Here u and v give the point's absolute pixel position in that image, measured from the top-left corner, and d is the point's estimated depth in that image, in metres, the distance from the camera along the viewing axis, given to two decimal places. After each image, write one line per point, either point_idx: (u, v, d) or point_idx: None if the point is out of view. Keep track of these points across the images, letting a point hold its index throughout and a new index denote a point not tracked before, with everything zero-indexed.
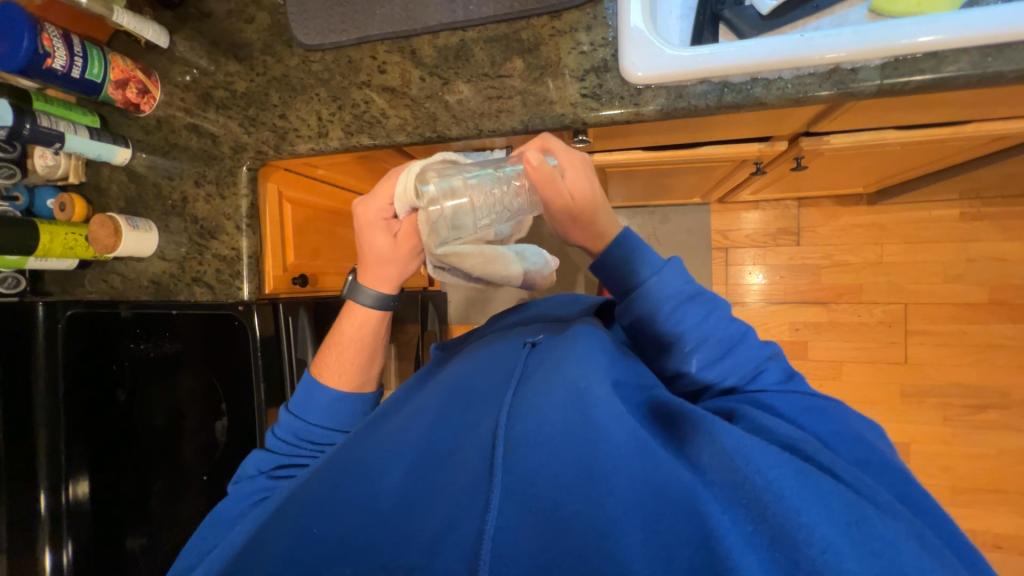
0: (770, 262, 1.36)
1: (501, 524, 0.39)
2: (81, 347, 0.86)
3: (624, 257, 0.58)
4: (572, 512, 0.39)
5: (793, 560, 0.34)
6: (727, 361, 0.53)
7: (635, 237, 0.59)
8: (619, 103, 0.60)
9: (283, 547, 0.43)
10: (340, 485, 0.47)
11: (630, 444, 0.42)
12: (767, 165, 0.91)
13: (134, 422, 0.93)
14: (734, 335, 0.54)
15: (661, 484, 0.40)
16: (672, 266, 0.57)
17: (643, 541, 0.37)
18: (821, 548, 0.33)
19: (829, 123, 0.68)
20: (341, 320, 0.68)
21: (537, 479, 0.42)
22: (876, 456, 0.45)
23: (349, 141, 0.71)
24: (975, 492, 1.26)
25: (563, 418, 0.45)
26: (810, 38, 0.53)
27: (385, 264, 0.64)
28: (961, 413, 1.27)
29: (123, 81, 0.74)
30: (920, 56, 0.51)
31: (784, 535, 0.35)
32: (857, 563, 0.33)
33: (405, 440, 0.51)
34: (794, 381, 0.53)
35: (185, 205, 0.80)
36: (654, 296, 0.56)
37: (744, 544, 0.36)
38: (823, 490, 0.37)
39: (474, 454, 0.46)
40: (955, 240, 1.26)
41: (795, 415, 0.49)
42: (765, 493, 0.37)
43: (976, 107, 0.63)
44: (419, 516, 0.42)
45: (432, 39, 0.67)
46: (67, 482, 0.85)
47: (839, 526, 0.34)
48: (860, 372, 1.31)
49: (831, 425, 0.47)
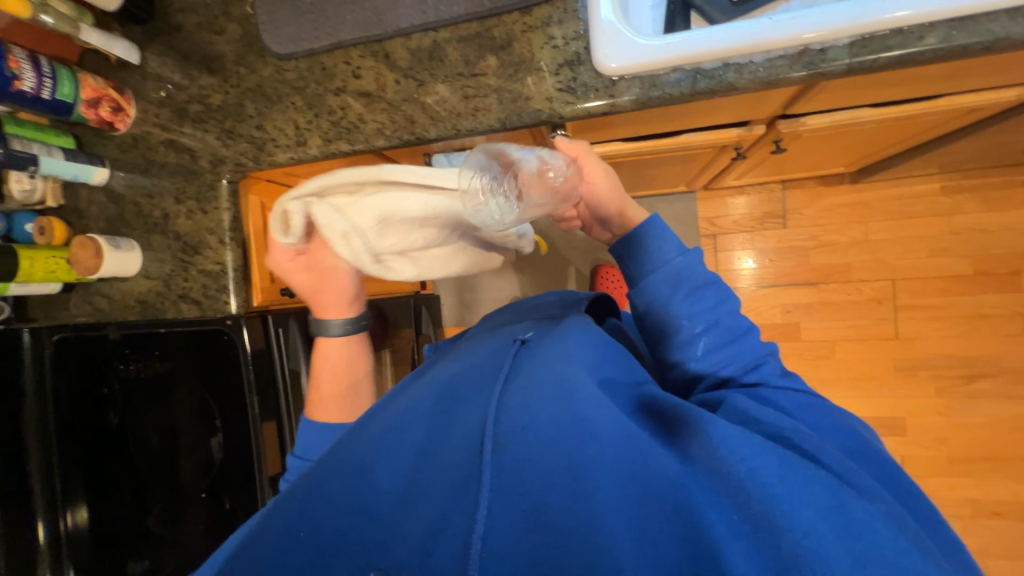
0: (759, 246, 1.36)
1: (491, 525, 0.39)
2: (70, 373, 0.87)
3: (640, 242, 0.60)
4: (560, 509, 0.40)
5: (776, 546, 0.36)
6: (736, 347, 0.55)
7: (662, 220, 0.61)
8: (595, 95, 0.60)
9: (271, 554, 0.43)
10: (325, 488, 0.46)
11: (617, 438, 0.43)
12: (747, 150, 0.92)
13: (129, 445, 0.92)
14: (741, 327, 0.57)
15: (648, 478, 0.40)
16: (696, 254, 0.59)
17: (629, 535, 0.38)
18: (802, 534, 0.36)
19: (803, 104, 0.69)
20: (316, 367, 0.79)
21: (525, 477, 0.42)
22: (859, 442, 0.48)
23: (328, 149, 0.71)
24: (971, 462, 1.28)
25: (552, 416, 0.44)
26: (779, 20, 0.53)
27: (324, 293, 0.72)
28: (953, 384, 1.29)
29: (95, 100, 0.73)
30: (887, 32, 0.52)
31: (767, 523, 0.37)
32: (835, 546, 0.35)
33: (391, 437, 0.50)
34: (790, 378, 0.55)
35: (167, 222, 0.80)
36: (673, 277, 0.58)
37: (728, 535, 0.37)
38: (806, 479, 0.39)
39: (462, 453, 0.45)
40: (938, 214, 1.28)
41: (790, 407, 0.51)
42: (747, 481, 0.39)
43: (947, 80, 0.64)
44: (410, 518, 0.43)
45: (405, 41, 0.67)
46: (65, 511, 0.86)
47: (819, 513, 0.37)
48: (853, 349, 1.33)
49: (817, 417, 0.50)
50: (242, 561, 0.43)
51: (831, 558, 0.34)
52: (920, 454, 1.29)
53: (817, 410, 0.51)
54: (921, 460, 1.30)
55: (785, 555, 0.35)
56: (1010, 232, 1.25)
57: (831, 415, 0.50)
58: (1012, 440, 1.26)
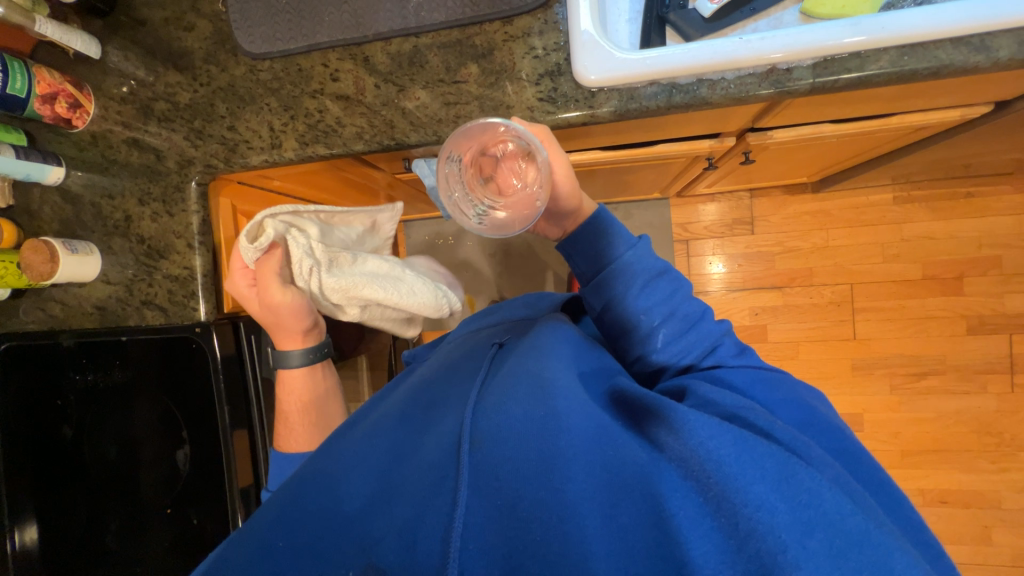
0: (729, 251, 1.42)
1: (467, 522, 0.39)
2: (22, 381, 0.83)
3: (595, 236, 0.64)
4: (533, 501, 0.39)
5: (735, 523, 0.36)
6: (692, 334, 0.58)
7: (609, 215, 0.65)
8: (575, 106, 0.62)
9: (240, 564, 0.41)
10: (302, 496, 0.46)
11: (587, 430, 0.43)
12: (719, 159, 0.96)
13: (85, 459, 0.86)
14: (695, 312, 0.60)
15: (616, 466, 0.41)
16: (643, 244, 0.64)
17: (598, 523, 0.38)
18: (755, 507, 0.36)
19: (769, 119, 0.72)
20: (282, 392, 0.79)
21: (500, 473, 0.41)
22: (816, 418, 0.49)
23: (304, 152, 0.69)
24: (921, 454, 1.36)
25: (524, 412, 0.45)
26: (748, 40, 0.56)
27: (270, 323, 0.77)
28: (905, 382, 1.37)
29: (50, 96, 0.69)
30: (846, 55, 0.55)
31: (724, 500, 0.37)
32: (788, 515, 0.35)
33: (371, 443, 0.50)
34: (747, 354, 0.58)
35: (129, 225, 0.76)
36: (626, 271, 0.61)
37: (693, 518, 0.37)
38: (759, 451, 0.39)
39: (438, 453, 0.45)
40: (892, 222, 1.36)
41: (744, 385, 0.52)
42: (707, 463, 0.39)
43: (898, 101, 0.69)
44: (383, 520, 0.41)
45: (384, 45, 0.66)
46: (13, 528, 0.83)
47: (773, 486, 0.37)
48: (815, 350, 1.40)
49: (777, 393, 0.52)
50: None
51: (782, 528, 0.35)
52: (876, 448, 1.37)
53: (780, 391, 0.52)
54: (877, 453, 1.38)
55: (742, 532, 0.36)
56: (954, 239, 1.34)
57: (790, 394, 0.52)
58: (957, 433, 1.36)
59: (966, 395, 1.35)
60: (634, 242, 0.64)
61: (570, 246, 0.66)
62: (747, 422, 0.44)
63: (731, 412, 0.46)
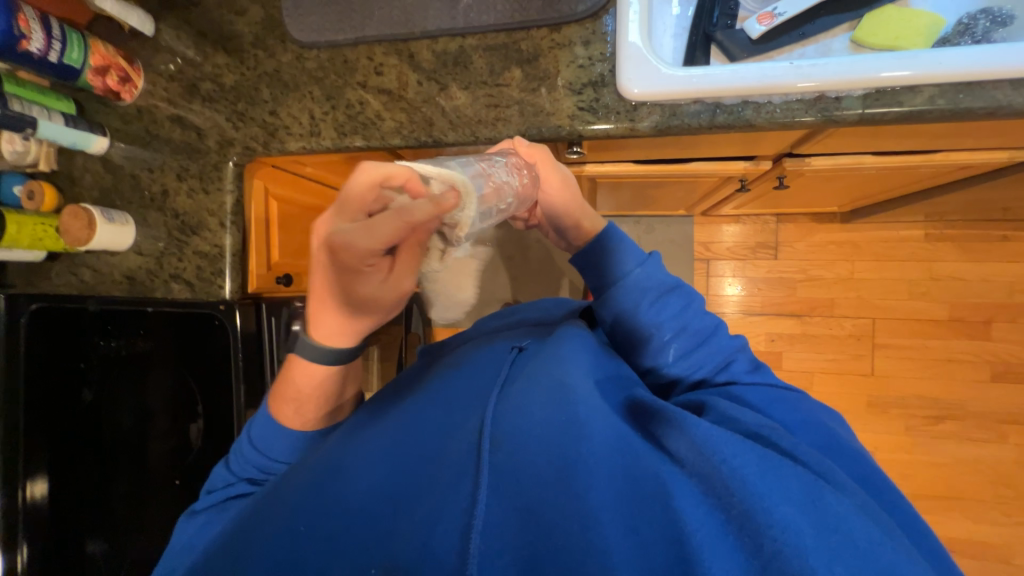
0: (749, 275, 1.40)
1: (487, 520, 0.39)
2: (45, 338, 0.82)
3: (602, 253, 0.60)
4: (553, 507, 0.39)
5: (758, 544, 0.35)
6: (703, 350, 0.57)
7: (618, 232, 0.61)
8: (615, 118, 0.61)
9: (266, 550, 0.42)
10: (322, 482, 0.46)
11: (609, 439, 0.43)
12: (751, 182, 0.94)
13: (101, 423, 0.88)
14: (707, 327, 0.58)
15: (638, 478, 0.41)
16: (653, 260, 0.60)
17: (621, 533, 0.37)
18: (781, 529, 0.35)
19: (810, 146, 0.71)
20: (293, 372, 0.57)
21: (521, 476, 0.41)
22: (836, 441, 0.47)
23: (341, 141, 0.70)
24: (932, 499, 1.33)
25: (546, 417, 0.45)
26: (799, 66, 0.56)
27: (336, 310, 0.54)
28: (921, 423, 1.34)
29: (103, 68, 0.71)
30: (899, 88, 0.55)
31: (748, 519, 0.36)
32: (815, 538, 0.34)
33: (390, 435, 0.50)
34: (761, 372, 0.57)
35: (165, 199, 0.78)
36: (640, 284, 0.58)
37: (715, 536, 0.36)
38: (784, 474, 0.38)
39: (460, 451, 0.46)
40: (921, 260, 1.33)
41: (761, 404, 0.51)
42: (732, 480, 0.38)
43: (945, 138, 0.68)
44: (404, 513, 0.42)
45: (430, 43, 0.67)
46: (23, 483, 0.80)
47: (798, 508, 0.36)
48: (830, 382, 1.37)
49: (796, 415, 0.50)
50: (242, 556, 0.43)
51: (809, 551, 0.34)
52: None
53: (799, 409, 0.50)
54: None
55: (766, 553, 0.34)
56: (984, 282, 1.31)
57: (809, 414, 0.50)
58: (971, 481, 1.32)
59: (984, 443, 1.32)
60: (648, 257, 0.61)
61: (581, 261, 0.62)
62: (768, 441, 0.44)
63: (752, 431, 0.45)
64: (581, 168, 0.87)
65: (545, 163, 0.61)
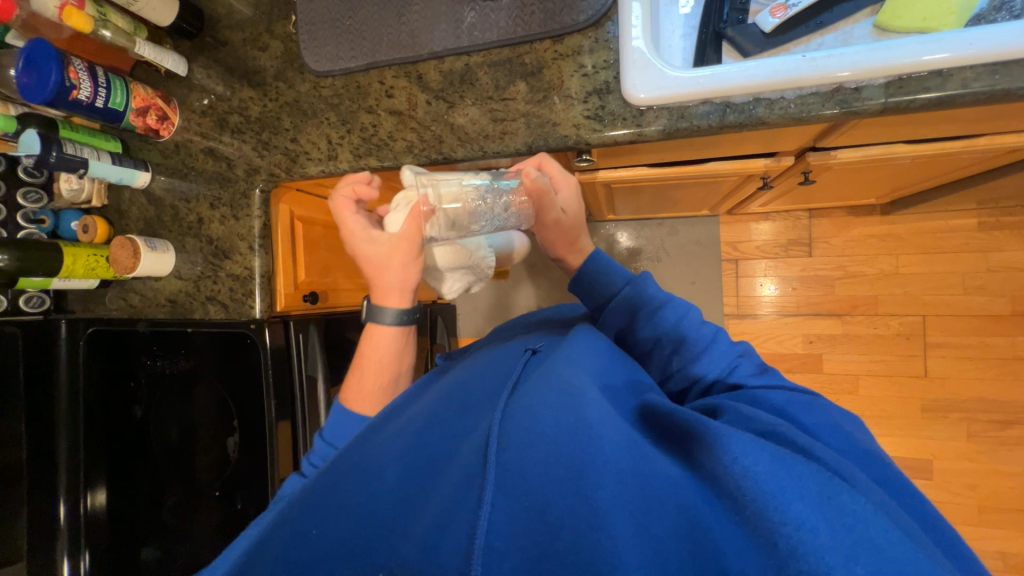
0: (783, 273, 1.34)
1: (494, 522, 0.37)
2: (100, 359, 0.89)
3: (597, 271, 0.64)
4: (563, 508, 0.37)
5: (773, 543, 0.32)
6: (703, 359, 0.55)
7: (605, 258, 0.65)
8: (622, 124, 0.61)
9: (275, 553, 0.40)
10: (335, 486, 0.45)
11: (618, 439, 0.41)
12: (774, 179, 0.91)
13: (151, 437, 0.94)
14: (705, 336, 0.57)
15: (648, 479, 0.38)
16: (644, 277, 0.62)
17: (632, 532, 0.35)
18: (796, 527, 0.32)
19: (834, 139, 0.68)
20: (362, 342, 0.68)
21: (529, 476, 0.39)
22: (857, 446, 0.44)
23: (358, 163, 0.73)
24: (1003, 512, 1.21)
25: (554, 418, 0.43)
26: (812, 58, 0.53)
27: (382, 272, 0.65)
28: (985, 429, 1.23)
29: (144, 109, 0.77)
30: (926, 74, 0.51)
31: (761, 520, 0.34)
32: (833, 537, 0.31)
33: (401, 440, 0.49)
34: (769, 375, 0.54)
35: (201, 227, 0.83)
36: (631, 301, 0.61)
37: (730, 540, 0.35)
38: (798, 472, 0.36)
39: (468, 454, 0.44)
40: (974, 251, 1.23)
41: (782, 405, 0.48)
42: (743, 480, 0.36)
43: (987, 122, 0.63)
44: (413, 517, 0.41)
45: (437, 63, 0.69)
46: (85, 492, 0.87)
47: (814, 505, 0.33)
48: (878, 385, 1.28)
49: (815, 415, 0.47)
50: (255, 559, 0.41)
51: (826, 549, 0.31)
52: (947, 500, 1.24)
53: (818, 411, 0.47)
54: (949, 506, 1.24)
55: (782, 552, 0.32)
56: None
57: (829, 416, 0.47)
58: None
59: None
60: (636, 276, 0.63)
61: (579, 285, 0.65)
62: (787, 439, 0.41)
63: (767, 428, 0.42)
64: (594, 175, 0.86)
65: (569, 186, 0.68)
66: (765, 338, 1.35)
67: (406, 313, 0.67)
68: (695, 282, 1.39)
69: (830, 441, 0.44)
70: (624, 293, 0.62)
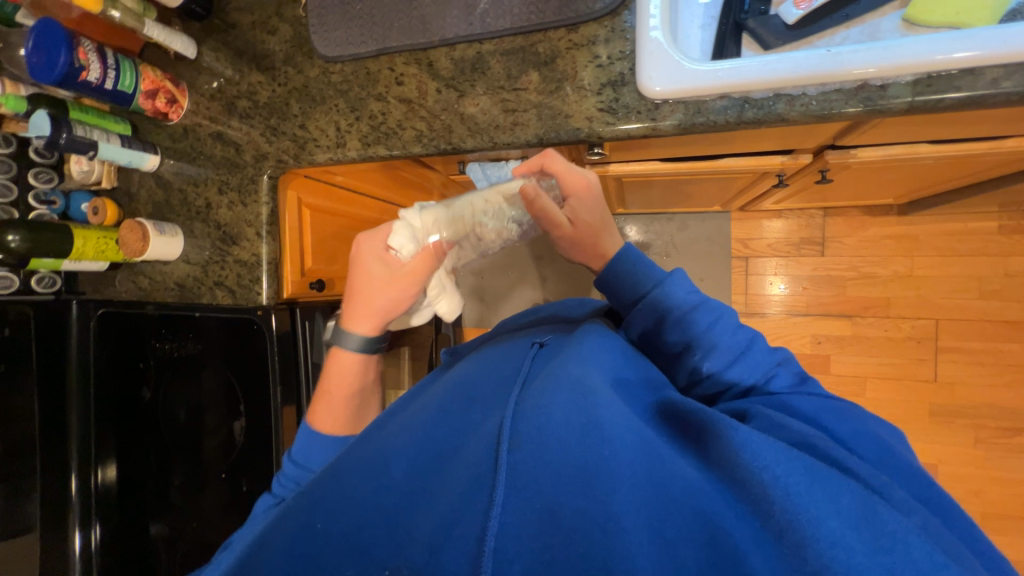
0: (794, 272, 1.31)
1: (504, 522, 0.36)
2: (110, 337, 0.90)
3: (624, 271, 0.63)
4: (575, 511, 0.36)
5: (801, 557, 0.32)
6: (736, 365, 0.54)
7: (636, 253, 0.64)
8: (636, 117, 0.59)
9: (276, 553, 0.39)
10: (343, 480, 0.45)
11: (633, 442, 0.40)
12: (789, 177, 0.89)
13: (160, 417, 0.97)
14: (741, 342, 0.55)
15: (665, 482, 0.38)
16: (676, 277, 0.60)
17: (647, 538, 0.34)
18: (829, 543, 0.32)
19: (855, 137, 0.66)
20: (329, 368, 0.70)
21: (540, 476, 0.39)
22: (892, 456, 0.43)
23: (366, 152, 0.72)
24: (1008, 519, 1.20)
25: (567, 418, 0.43)
26: (837, 53, 0.51)
27: (376, 293, 0.69)
28: (993, 435, 1.21)
29: (153, 91, 0.76)
30: (956, 72, 0.49)
31: (790, 531, 0.33)
32: (867, 555, 0.31)
33: (410, 435, 0.49)
34: (808, 384, 0.53)
35: (209, 212, 0.83)
36: (661, 303, 0.59)
37: (752, 544, 0.34)
38: (831, 485, 0.35)
39: (478, 452, 0.43)
40: (992, 254, 1.20)
41: (812, 413, 0.47)
42: (771, 488, 0.35)
43: (1017, 123, 0.60)
44: (418, 514, 0.40)
45: (449, 50, 0.67)
46: (97, 466, 0.88)
47: (847, 522, 0.33)
48: (886, 388, 1.26)
49: (847, 425, 0.46)
50: (257, 555, 0.41)
51: (859, 567, 0.30)
52: None
53: (849, 419, 0.46)
54: None
55: (811, 566, 0.31)
56: None
57: (863, 425, 0.46)
58: None
59: None
60: (669, 274, 0.61)
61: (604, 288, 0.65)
62: (817, 451, 0.40)
63: (797, 438, 0.42)
64: (605, 169, 0.85)
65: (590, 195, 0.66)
66: (772, 336, 1.33)
67: (371, 340, 0.71)
68: (704, 279, 1.37)
69: (867, 453, 0.43)
70: (653, 294, 0.60)
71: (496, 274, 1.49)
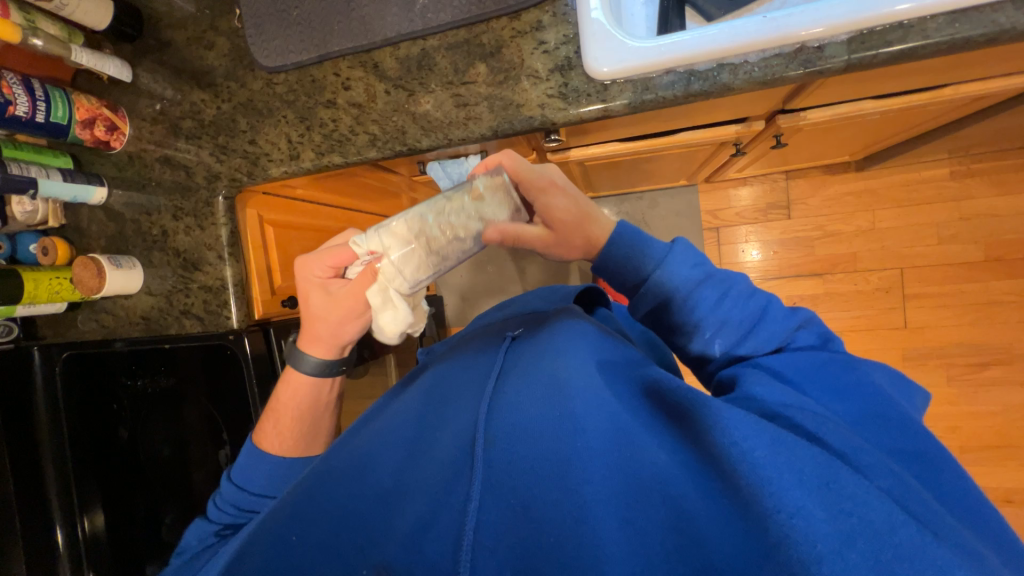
0: (764, 237, 1.34)
1: (482, 518, 0.38)
2: (78, 381, 0.88)
3: (623, 252, 0.59)
4: (548, 502, 0.38)
5: (765, 529, 0.33)
6: (751, 339, 0.53)
7: (632, 230, 0.60)
8: (587, 100, 0.59)
9: (257, 565, 0.41)
10: (317, 488, 0.45)
11: (605, 429, 0.41)
12: (747, 145, 0.91)
13: (140, 458, 0.93)
14: (754, 312, 0.54)
15: (634, 468, 0.38)
16: (678, 249, 0.58)
17: (616, 526, 0.35)
18: (790, 514, 0.32)
19: (802, 100, 0.67)
20: (279, 386, 0.67)
21: (514, 471, 0.40)
22: (874, 413, 0.43)
23: (321, 161, 0.71)
24: (983, 450, 1.26)
25: (542, 412, 0.43)
26: (773, 18, 0.52)
27: (318, 323, 0.63)
28: (964, 373, 1.27)
29: (89, 121, 0.73)
30: (887, 27, 0.50)
31: (755, 503, 0.34)
32: (827, 523, 0.31)
33: (387, 439, 0.49)
34: (832, 344, 0.54)
35: (166, 239, 0.80)
36: (663, 285, 0.56)
37: (717, 521, 0.35)
38: (799, 456, 0.35)
39: (454, 453, 0.44)
40: (947, 200, 1.25)
41: (797, 378, 0.47)
42: (741, 465, 0.35)
43: (951, 71, 0.62)
44: (395, 517, 0.41)
45: (393, 50, 0.66)
46: (81, 515, 0.88)
47: (811, 491, 0.33)
48: (861, 339, 1.31)
49: (833, 382, 0.46)
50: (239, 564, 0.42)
51: (819, 538, 0.31)
52: None
53: (825, 375, 0.47)
54: None
55: (773, 538, 0.32)
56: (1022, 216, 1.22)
57: (842, 379, 0.47)
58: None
59: None
60: (670, 246, 0.59)
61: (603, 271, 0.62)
62: (790, 421, 0.40)
63: (773, 410, 0.42)
64: (567, 154, 0.85)
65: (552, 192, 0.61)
66: None
67: (328, 363, 0.66)
68: None
69: (837, 410, 0.44)
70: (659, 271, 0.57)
71: (474, 271, 1.49)
